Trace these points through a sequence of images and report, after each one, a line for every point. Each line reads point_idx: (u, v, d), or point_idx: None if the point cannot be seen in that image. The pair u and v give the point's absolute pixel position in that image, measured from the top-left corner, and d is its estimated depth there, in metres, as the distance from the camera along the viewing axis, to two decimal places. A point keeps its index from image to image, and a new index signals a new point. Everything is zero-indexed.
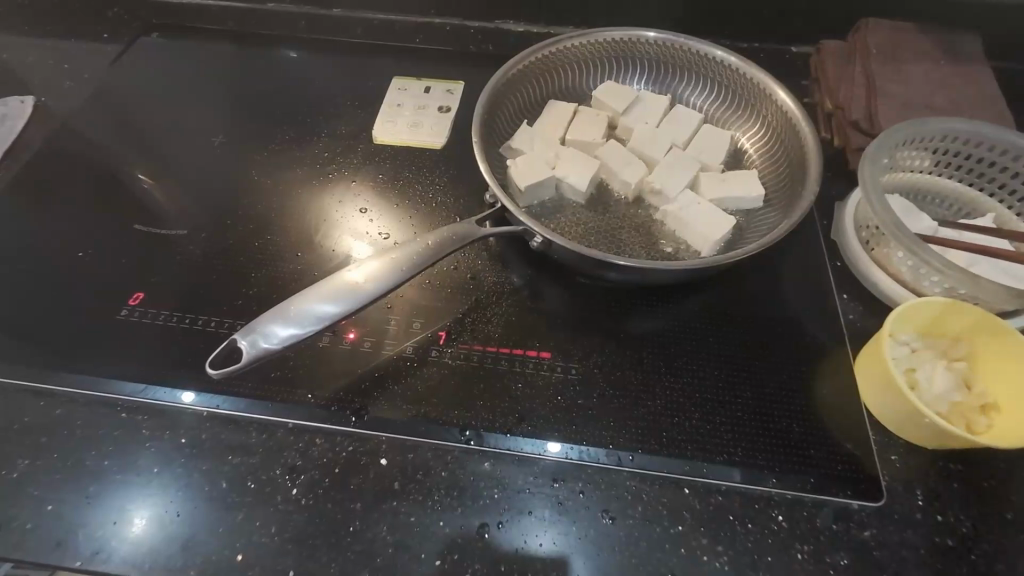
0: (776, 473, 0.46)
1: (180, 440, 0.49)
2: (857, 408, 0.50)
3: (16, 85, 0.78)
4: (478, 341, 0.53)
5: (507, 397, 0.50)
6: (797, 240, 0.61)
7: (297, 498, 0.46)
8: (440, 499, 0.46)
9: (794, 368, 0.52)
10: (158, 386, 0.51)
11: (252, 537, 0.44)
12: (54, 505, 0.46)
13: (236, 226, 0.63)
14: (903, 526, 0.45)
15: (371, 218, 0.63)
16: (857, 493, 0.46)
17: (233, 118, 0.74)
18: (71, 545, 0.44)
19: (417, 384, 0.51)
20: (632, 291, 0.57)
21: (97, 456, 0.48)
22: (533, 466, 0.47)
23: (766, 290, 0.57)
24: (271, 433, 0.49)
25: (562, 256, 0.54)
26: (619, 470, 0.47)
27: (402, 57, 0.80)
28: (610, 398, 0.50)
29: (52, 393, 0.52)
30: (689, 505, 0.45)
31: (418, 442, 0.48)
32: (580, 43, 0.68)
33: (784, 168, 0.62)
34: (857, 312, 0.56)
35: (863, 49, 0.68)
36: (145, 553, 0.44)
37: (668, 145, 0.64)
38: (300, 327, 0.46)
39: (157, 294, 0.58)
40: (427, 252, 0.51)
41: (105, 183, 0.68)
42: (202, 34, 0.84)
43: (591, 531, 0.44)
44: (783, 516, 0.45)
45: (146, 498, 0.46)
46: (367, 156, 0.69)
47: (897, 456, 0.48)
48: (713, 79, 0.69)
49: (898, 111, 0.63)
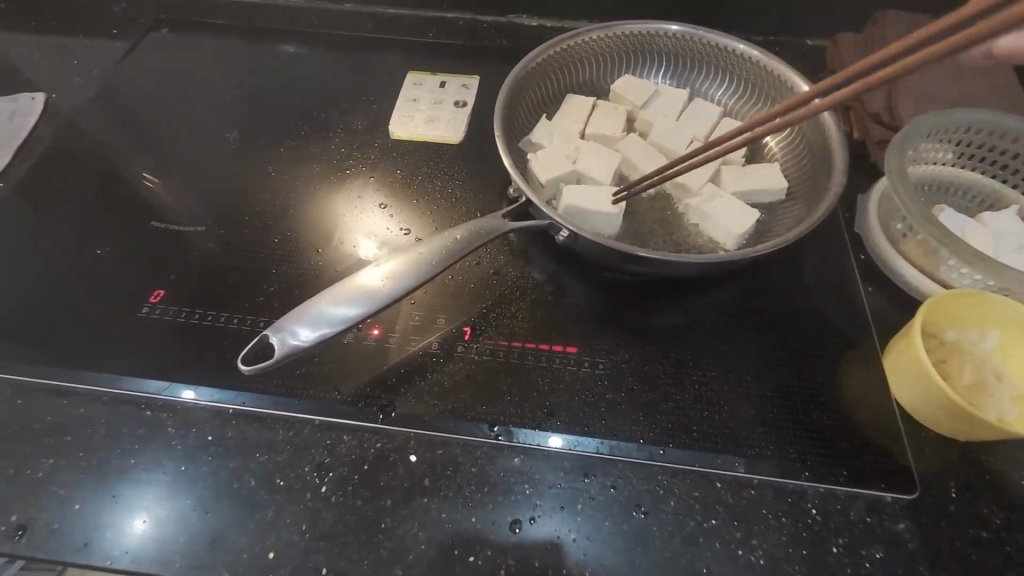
0: (808, 467, 0.46)
1: (205, 438, 0.48)
2: (886, 401, 0.50)
3: (26, 82, 0.77)
4: (503, 336, 0.53)
5: (535, 392, 0.50)
6: (820, 233, 0.61)
7: (326, 496, 0.45)
8: (469, 495, 0.45)
9: (821, 362, 0.52)
10: (181, 384, 0.51)
11: (282, 534, 0.44)
12: (80, 504, 0.46)
13: (255, 222, 0.63)
14: (936, 518, 0.44)
15: (390, 214, 0.63)
16: (890, 486, 0.46)
17: (246, 114, 0.73)
18: (98, 544, 0.44)
19: (444, 379, 0.50)
20: (655, 285, 0.57)
21: (121, 454, 0.48)
22: (562, 461, 0.46)
23: (790, 283, 0.57)
24: (298, 430, 0.48)
25: (587, 250, 0.54)
26: (650, 464, 0.46)
27: (415, 52, 0.80)
28: (639, 392, 0.50)
29: (74, 392, 0.51)
30: (722, 498, 0.45)
31: (446, 438, 0.48)
32: (599, 37, 0.67)
33: (807, 161, 0.62)
34: (882, 304, 0.56)
35: (882, 41, 0.68)
36: (174, 552, 0.43)
37: (689, 139, 0.63)
38: (323, 327, 0.46)
39: (176, 291, 0.57)
40: (452, 247, 0.50)
41: (119, 180, 0.67)
42: (212, 30, 0.84)
43: (624, 525, 0.44)
44: (817, 509, 0.45)
45: (172, 497, 0.45)
46: (384, 151, 0.69)
47: (928, 449, 0.48)
48: (732, 72, 0.68)
49: (919, 103, 0.63)
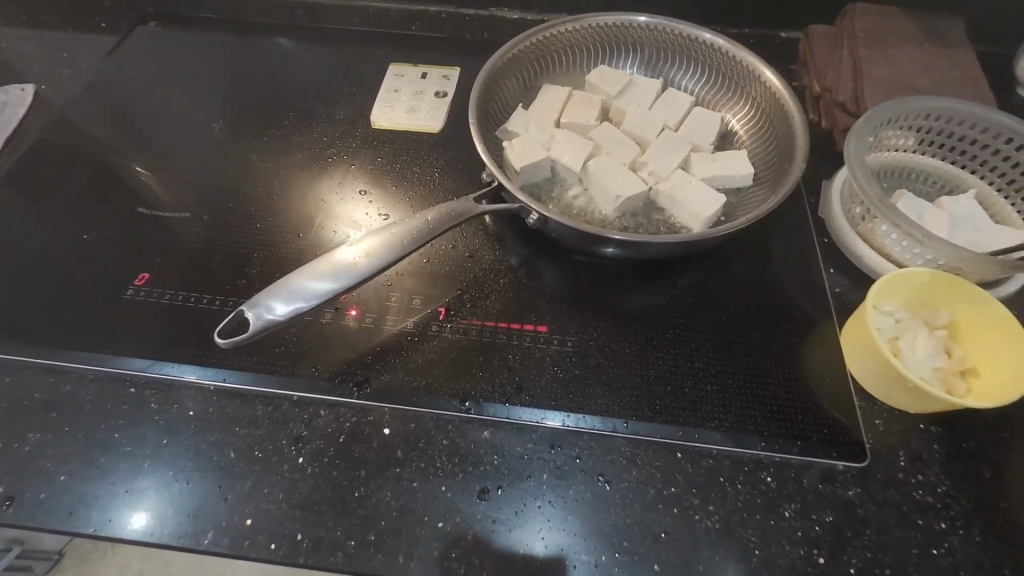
0: (765, 437, 0.48)
1: (188, 413, 0.50)
2: (843, 376, 0.52)
3: (15, 74, 0.79)
4: (477, 316, 0.55)
5: (505, 368, 0.52)
6: (785, 217, 0.63)
7: (303, 467, 0.47)
8: (441, 466, 0.47)
9: (782, 339, 0.54)
10: (165, 362, 0.53)
11: (260, 503, 0.46)
12: (66, 475, 0.47)
13: (239, 209, 0.64)
14: (885, 485, 0.47)
15: (370, 200, 0.65)
16: (842, 455, 0.48)
17: (232, 105, 0.75)
18: (84, 513, 0.46)
19: (419, 357, 0.52)
20: (625, 267, 0.59)
21: (107, 429, 0.49)
22: (531, 434, 0.48)
23: (755, 266, 0.59)
24: (276, 405, 0.50)
25: (557, 233, 0.56)
26: (614, 436, 0.48)
27: (398, 45, 0.81)
28: (605, 368, 0.52)
29: (61, 369, 0.53)
30: (681, 468, 0.47)
31: (419, 412, 0.50)
32: (573, 28, 0.69)
33: (773, 148, 0.64)
34: (843, 285, 0.58)
35: (851, 32, 0.70)
36: (156, 520, 0.45)
37: (660, 126, 0.65)
38: (302, 301, 0.48)
39: (161, 275, 0.59)
40: (424, 228, 0.52)
41: (107, 169, 0.69)
42: (200, 24, 0.85)
43: (588, 493, 0.46)
44: (772, 477, 0.47)
45: (155, 469, 0.47)
46: (365, 140, 0.70)
47: (880, 421, 0.50)
48: (703, 62, 0.70)
49: (883, 92, 0.65)
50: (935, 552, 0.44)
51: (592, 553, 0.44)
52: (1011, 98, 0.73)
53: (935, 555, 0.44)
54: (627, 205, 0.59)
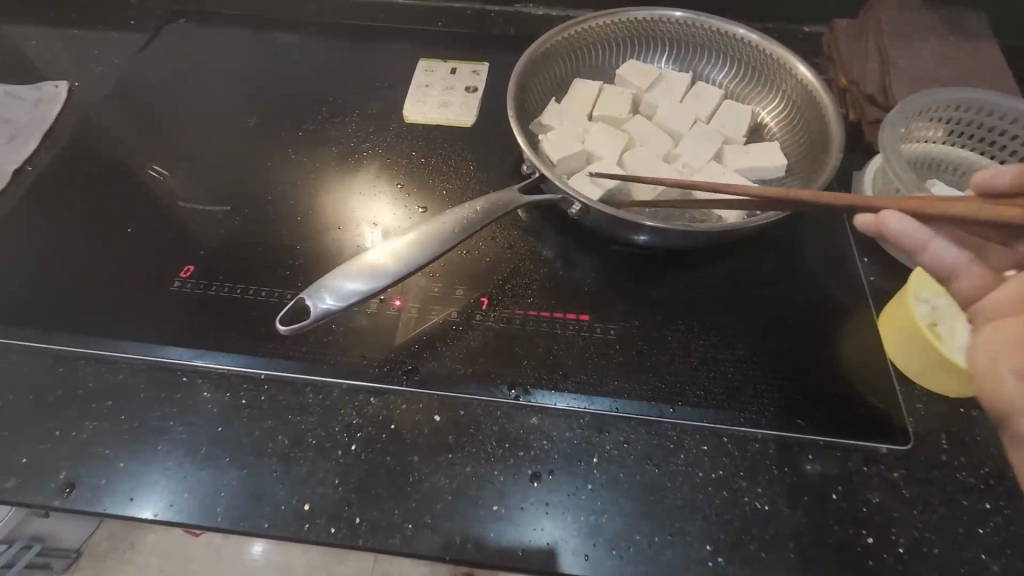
0: (810, 421, 0.49)
1: (239, 401, 0.51)
2: (882, 362, 0.53)
3: (49, 72, 0.80)
4: (519, 305, 0.56)
5: (550, 357, 0.52)
6: (818, 207, 0.64)
7: (356, 452, 0.48)
8: (492, 451, 0.48)
9: (820, 326, 0.55)
10: (214, 352, 0.53)
11: (316, 488, 0.47)
12: (123, 463, 0.48)
13: (277, 203, 0.65)
14: (929, 466, 0.48)
15: (406, 193, 0.66)
16: (886, 438, 0.49)
17: (264, 101, 0.76)
18: (142, 499, 0.47)
19: (465, 346, 0.53)
20: (663, 258, 0.59)
21: (161, 417, 0.50)
22: (579, 419, 0.49)
23: (790, 255, 0.60)
24: (327, 393, 0.51)
25: (598, 223, 0.57)
26: (661, 420, 0.49)
27: (426, 41, 0.82)
28: (648, 355, 0.53)
29: (112, 359, 0.54)
30: (728, 451, 0.48)
31: (468, 399, 0.50)
32: (604, 23, 0.70)
33: (805, 139, 0.65)
34: (878, 273, 0.59)
35: (877, 25, 0.71)
36: (215, 505, 0.46)
37: (692, 119, 0.66)
38: (352, 293, 0.48)
39: (207, 267, 0.60)
40: (469, 219, 0.53)
41: (144, 165, 0.70)
42: (228, 21, 0.86)
43: (638, 476, 0.47)
44: (818, 459, 0.48)
45: (210, 456, 0.48)
46: (398, 134, 0.71)
47: (921, 404, 0.51)
48: (732, 55, 0.71)
49: (912, 83, 0.66)
50: (981, 531, 0.45)
51: (645, 533, 0.45)
52: None
53: (982, 534, 0.45)
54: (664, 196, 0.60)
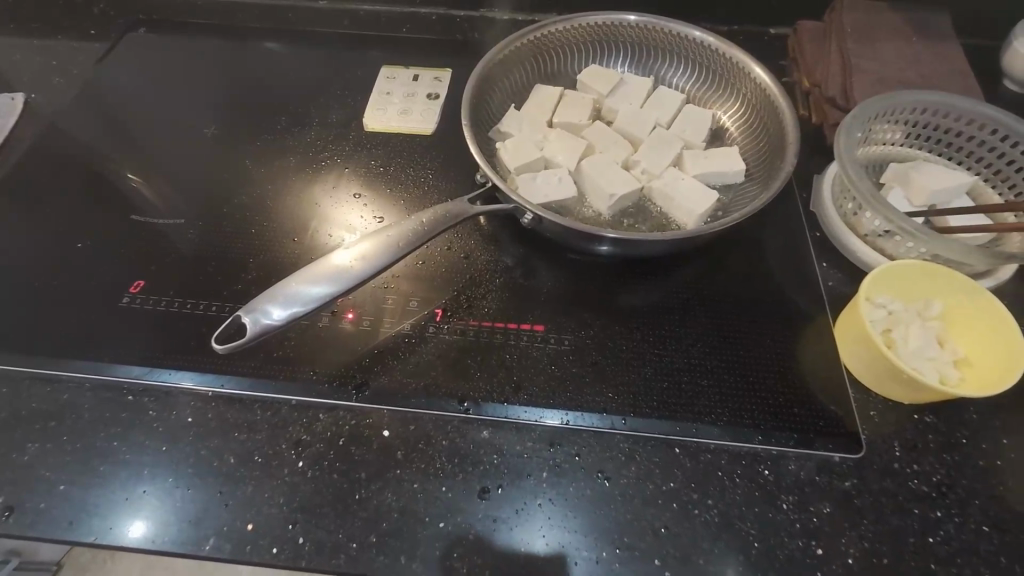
0: (762, 431, 0.49)
1: (186, 419, 0.50)
2: (837, 370, 0.52)
3: (4, 82, 0.78)
4: (474, 316, 0.55)
5: (503, 368, 0.52)
6: (777, 212, 0.63)
7: (304, 470, 0.47)
8: (441, 467, 0.47)
9: (777, 333, 0.54)
10: (163, 369, 0.53)
11: (260, 508, 0.46)
12: (66, 485, 0.47)
13: (232, 215, 0.64)
14: (882, 475, 0.47)
15: (364, 203, 0.65)
16: (838, 447, 0.48)
17: (224, 110, 0.75)
18: (85, 522, 0.46)
19: (417, 359, 0.52)
20: (621, 266, 0.59)
21: (106, 437, 0.49)
22: (531, 432, 0.49)
23: (749, 261, 0.60)
24: (276, 410, 0.50)
25: (553, 233, 0.56)
26: (613, 432, 0.49)
27: (390, 48, 0.81)
28: (602, 366, 0.52)
29: (58, 379, 0.53)
30: (680, 462, 0.48)
31: (419, 413, 0.50)
32: (564, 29, 0.69)
33: (763, 142, 0.64)
34: (836, 278, 0.59)
35: (839, 27, 0.70)
36: (156, 527, 0.45)
37: (652, 124, 0.66)
38: (298, 306, 0.48)
39: (158, 282, 0.59)
40: (420, 230, 0.52)
41: (98, 178, 0.68)
42: (191, 29, 0.85)
43: (588, 490, 0.46)
44: (770, 470, 0.47)
45: (154, 477, 0.47)
46: (359, 143, 0.71)
47: (876, 412, 0.50)
48: (692, 59, 0.71)
49: (872, 86, 0.65)
50: (932, 540, 0.44)
51: (592, 549, 0.44)
52: (997, 90, 0.74)
53: (933, 543, 0.44)
54: (622, 203, 0.60)
